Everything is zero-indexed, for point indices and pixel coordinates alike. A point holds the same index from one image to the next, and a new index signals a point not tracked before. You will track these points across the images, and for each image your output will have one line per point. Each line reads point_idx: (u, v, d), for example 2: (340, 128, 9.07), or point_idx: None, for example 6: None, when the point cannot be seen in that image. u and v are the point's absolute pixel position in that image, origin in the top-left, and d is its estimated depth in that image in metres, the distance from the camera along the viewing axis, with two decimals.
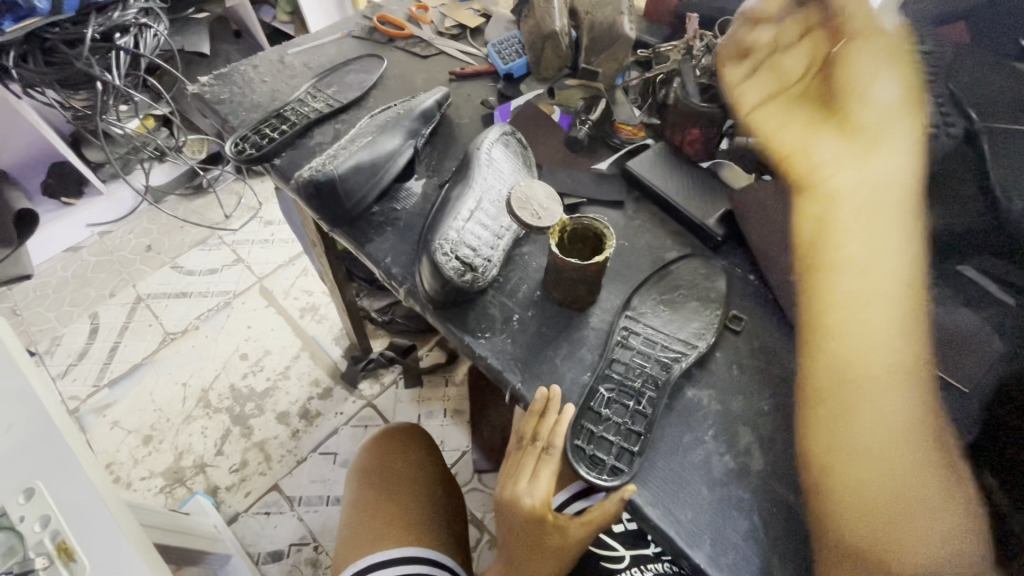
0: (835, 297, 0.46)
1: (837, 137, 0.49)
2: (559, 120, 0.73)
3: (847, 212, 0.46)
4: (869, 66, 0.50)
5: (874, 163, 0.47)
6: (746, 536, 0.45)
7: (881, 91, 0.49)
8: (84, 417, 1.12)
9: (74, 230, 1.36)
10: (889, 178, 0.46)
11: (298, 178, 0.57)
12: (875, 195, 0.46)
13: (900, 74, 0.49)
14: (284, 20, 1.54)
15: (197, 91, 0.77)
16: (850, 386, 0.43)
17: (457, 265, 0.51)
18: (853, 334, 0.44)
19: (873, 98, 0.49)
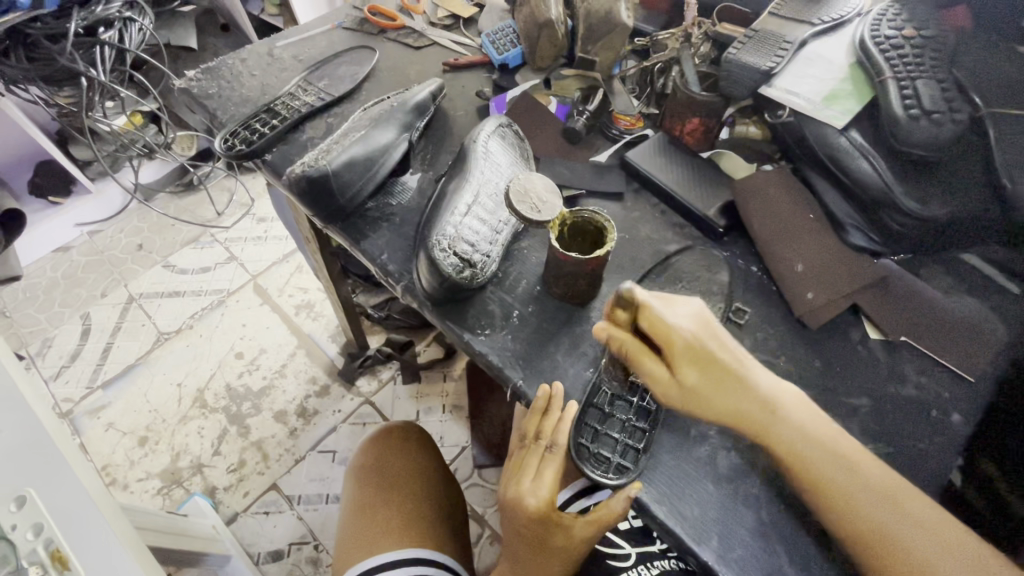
0: (771, 401, 0.44)
1: (697, 367, 0.44)
2: (556, 110, 0.71)
3: (742, 402, 0.44)
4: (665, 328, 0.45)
5: (698, 381, 0.44)
6: (752, 532, 0.44)
7: (679, 321, 0.45)
8: (78, 419, 1.11)
9: (63, 230, 1.34)
10: (726, 386, 0.44)
11: (289, 174, 0.56)
12: (725, 386, 0.44)
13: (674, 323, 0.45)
14: (272, 12, 1.51)
15: (184, 86, 0.75)
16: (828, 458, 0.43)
17: (455, 261, 0.50)
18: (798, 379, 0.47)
19: (680, 325, 0.45)
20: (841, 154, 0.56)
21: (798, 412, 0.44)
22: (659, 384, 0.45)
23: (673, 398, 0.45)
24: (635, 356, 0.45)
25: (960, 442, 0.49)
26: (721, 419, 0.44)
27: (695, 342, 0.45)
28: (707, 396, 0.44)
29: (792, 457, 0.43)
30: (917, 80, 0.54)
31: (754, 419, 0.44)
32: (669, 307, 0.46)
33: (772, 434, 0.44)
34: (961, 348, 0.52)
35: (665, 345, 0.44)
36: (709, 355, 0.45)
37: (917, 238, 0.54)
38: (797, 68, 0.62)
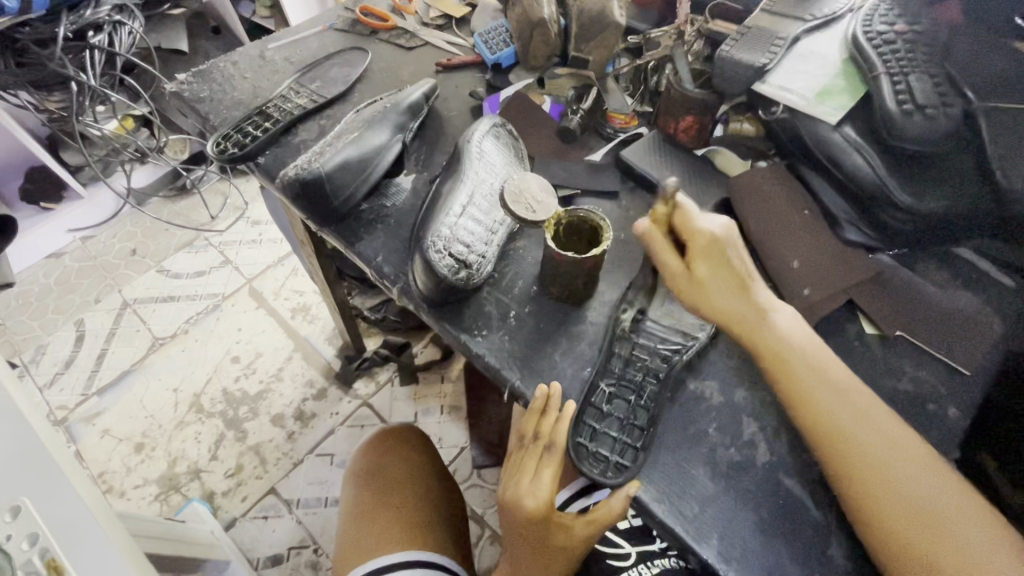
0: (765, 311, 0.47)
1: (717, 267, 0.48)
2: (550, 110, 0.71)
3: (747, 316, 0.47)
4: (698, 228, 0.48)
5: (711, 284, 0.47)
6: (753, 530, 0.44)
7: (711, 220, 0.48)
8: (73, 426, 1.10)
9: (55, 236, 1.33)
10: (733, 298, 0.47)
11: (283, 177, 0.55)
12: (735, 293, 0.47)
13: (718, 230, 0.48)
14: (264, 14, 1.50)
15: (175, 89, 0.74)
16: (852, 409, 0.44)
17: (451, 263, 0.50)
18: (809, 379, 0.45)
19: (710, 225, 0.48)
20: (835, 150, 0.56)
21: (789, 324, 0.47)
22: (671, 274, 0.48)
23: (685, 291, 0.48)
24: (659, 245, 0.49)
25: (957, 436, 0.49)
26: (716, 315, 0.48)
27: (720, 241, 0.47)
28: (713, 292, 0.47)
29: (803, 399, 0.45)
30: (909, 76, 0.54)
31: (747, 324, 0.47)
32: (706, 213, 0.49)
33: (766, 345, 0.47)
34: (957, 341, 0.53)
35: (687, 239, 0.48)
36: (726, 257, 0.48)
37: (911, 232, 0.54)
38: (790, 64, 0.62)
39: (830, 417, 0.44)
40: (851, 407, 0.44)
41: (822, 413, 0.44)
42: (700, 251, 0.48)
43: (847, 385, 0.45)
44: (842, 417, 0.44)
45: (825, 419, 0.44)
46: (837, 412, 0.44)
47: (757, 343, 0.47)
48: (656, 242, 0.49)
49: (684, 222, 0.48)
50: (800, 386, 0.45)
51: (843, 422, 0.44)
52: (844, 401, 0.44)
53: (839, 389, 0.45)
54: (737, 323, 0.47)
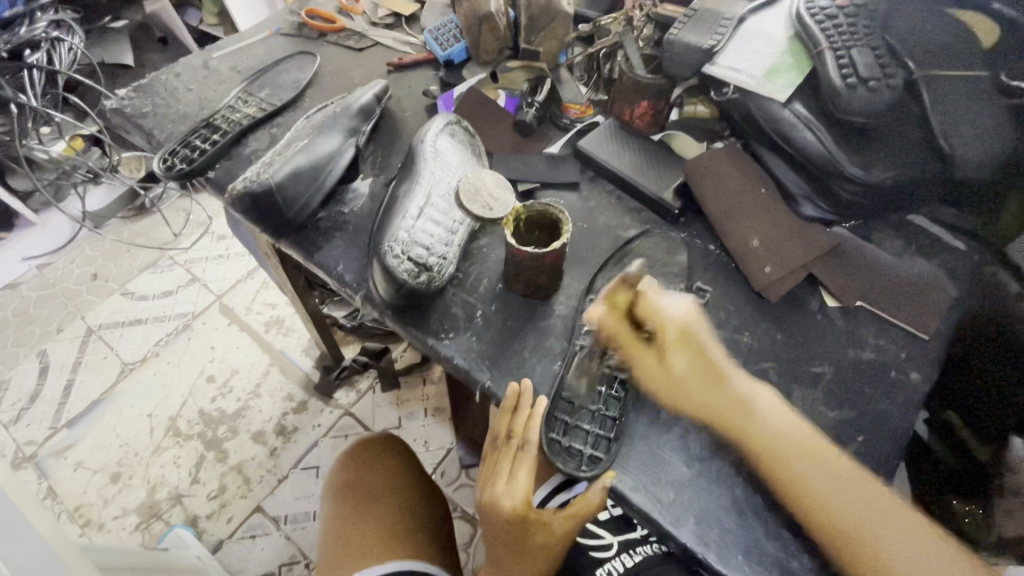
0: (747, 401, 0.46)
1: (687, 362, 0.47)
2: (505, 104, 0.70)
3: (732, 413, 0.46)
4: (666, 324, 0.48)
5: (684, 380, 0.47)
6: (729, 509, 0.45)
7: (674, 305, 0.49)
8: (44, 462, 1.06)
9: (8, 265, 1.27)
10: (712, 396, 0.46)
11: (232, 191, 0.53)
12: (711, 388, 0.46)
13: (684, 319, 0.48)
14: (212, 22, 1.45)
15: (117, 106, 0.72)
16: (805, 456, 0.44)
17: (410, 267, 0.49)
18: (808, 473, 0.43)
19: (672, 311, 0.48)
20: (786, 127, 0.56)
21: (774, 412, 0.46)
22: (642, 365, 0.48)
23: (659, 382, 0.47)
24: (623, 340, 0.48)
25: (920, 399, 0.50)
26: (689, 410, 0.46)
27: (687, 327, 0.48)
28: (689, 384, 0.46)
29: (771, 455, 0.44)
30: (852, 50, 0.55)
31: (730, 417, 0.46)
32: (667, 295, 0.49)
33: (762, 443, 0.44)
34: (916, 308, 0.54)
35: (655, 329, 0.48)
36: (697, 343, 0.48)
37: (863, 204, 0.55)
38: (737, 43, 0.62)
39: (838, 512, 0.42)
40: (854, 497, 0.42)
41: (822, 505, 0.42)
42: (670, 344, 0.47)
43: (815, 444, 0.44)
44: (846, 507, 0.42)
45: (835, 520, 0.41)
46: (787, 452, 0.44)
47: (743, 435, 0.45)
48: (621, 343, 0.48)
49: (648, 311, 0.48)
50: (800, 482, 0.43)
51: (852, 517, 0.41)
52: (825, 473, 0.43)
53: (838, 478, 0.43)
54: (723, 422, 0.46)
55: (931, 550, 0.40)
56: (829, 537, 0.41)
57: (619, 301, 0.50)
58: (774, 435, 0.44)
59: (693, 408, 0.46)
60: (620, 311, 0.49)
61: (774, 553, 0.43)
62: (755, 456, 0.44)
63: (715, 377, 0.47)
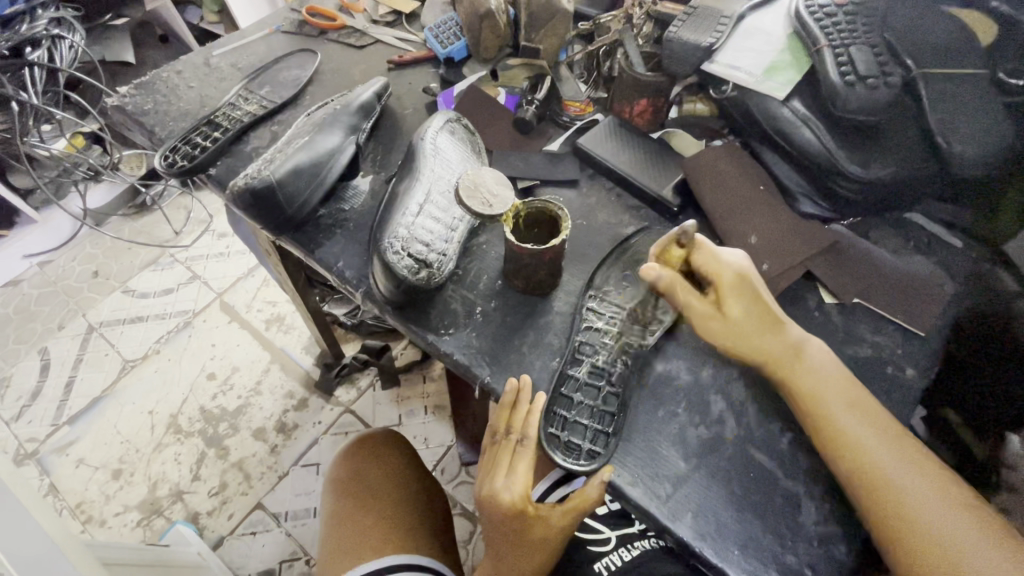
0: (799, 345, 0.48)
1: (745, 305, 0.48)
2: (505, 102, 0.71)
3: (797, 366, 0.47)
4: (724, 273, 0.48)
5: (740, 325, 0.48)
6: (726, 504, 0.45)
7: (731, 256, 0.49)
8: (45, 458, 1.06)
9: (9, 263, 1.28)
10: (768, 342, 0.48)
11: (233, 187, 0.54)
12: (766, 333, 0.48)
13: (742, 268, 0.48)
14: (212, 20, 1.45)
15: (118, 103, 0.72)
16: (857, 410, 0.45)
17: (410, 263, 0.49)
18: (856, 426, 0.44)
19: (730, 260, 0.48)
20: (785, 125, 0.57)
21: (823, 361, 0.47)
22: (702, 315, 0.48)
23: (719, 331, 0.48)
24: (683, 291, 0.47)
25: (917, 396, 0.51)
26: (745, 351, 0.48)
27: (744, 275, 0.48)
28: (747, 329, 0.48)
29: (817, 404, 0.46)
30: (851, 48, 0.55)
31: (781, 359, 0.47)
32: (721, 247, 0.49)
33: (815, 393, 0.46)
34: (913, 305, 0.54)
35: (715, 277, 0.48)
36: (753, 288, 0.48)
37: (861, 201, 0.55)
38: (737, 41, 0.63)
39: (881, 464, 0.43)
40: (902, 455, 0.43)
41: (878, 471, 0.42)
42: (729, 286, 0.48)
43: (866, 404, 0.46)
44: (894, 469, 0.42)
45: (878, 469, 0.42)
46: (833, 407, 0.45)
47: (795, 385, 0.47)
48: (683, 292, 0.47)
49: (705, 261, 0.48)
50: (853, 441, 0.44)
51: (894, 472, 0.42)
52: (872, 431, 0.44)
53: (891, 439, 0.44)
54: (780, 366, 0.47)
55: (967, 513, 0.41)
56: (875, 499, 0.42)
57: (677, 253, 0.48)
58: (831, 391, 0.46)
59: (753, 355, 0.48)
60: (681, 255, 0.48)
61: (771, 547, 0.43)
62: (801, 403, 0.46)
63: (770, 325, 0.48)
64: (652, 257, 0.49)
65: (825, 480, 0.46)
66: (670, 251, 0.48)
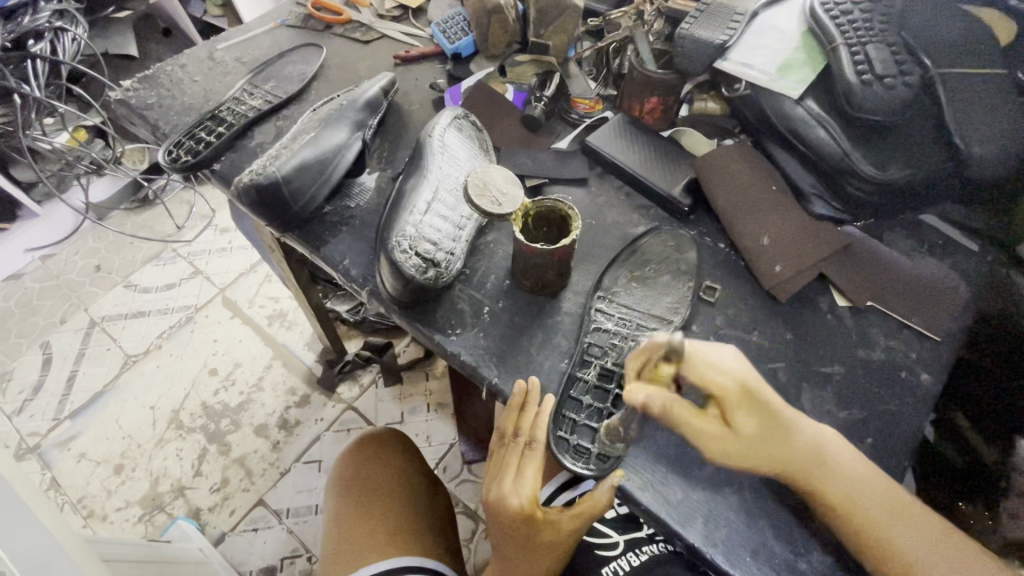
0: (819, 450, 0.43)
1: (755, 421, 0.43)
2: (514, 98, 0.69)
3: (823, 477, 0.42)
4: (727, 388, 0.42)
5: (754, 441, 0.43)
6: (737, 510, 0.44)
7: (730, 362, 0.43)
8: (47, 453, 1.06)
9: (12, 257, 1.27)
10: (792, 455, 0.43)
11: (238, 184, 0.53)
12: (782, 448, 0.43)
13: (745, 374, 0.43)
14: (216, 13, 1.44)
15: (121, 97, 0.71)
16: (883, 508, 0.42)
17: (418, 262, 0.49)
18: (890, 528, 0.42)
19: (731, 365, 0.43)
20: (799, 124, 0.56)
21: (844, 458, 0.43)
22: (712, 440, 0.43)
23: (730, 450, 0.43)
24: (680, 412, 0.43)
25: (930, 401, 0.50)
26: (764, 467, 0.43)
27: (748, 384, 0.43)
28: (761, 444, 0.43)
29: (848, 512, 0.42)
30: (867, 46, 0.54)
31: (804, 468, 0.43)
32: (715, 349, 0.43)
33: (847, 508, 0.42)
34: (927, 310, 0.53)
35: (716, 393, 0.42)
36: (760, 398, 0.43)
37: (876, 202, 0.54)
38: (750, 39, 0.62)
39: (918, 566, 0.40)
40: (937, 549, 0.41)
41: (915, 567, 0.40)
42: (733, 403, 0.42)
43: (891, 497, 0.43)
44: (935, 565, 0.40)
45: (920, 573, 0.40)
46: (863, 508, 0.42)
47: (822, 499, 0.42)
48: (679, 409, 0.43)
49: (702, 379, 0.42)
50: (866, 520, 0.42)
51: (936, 570, 0.40)
52: (903, 527, 0.42)
53: (917, 527, 0.42)
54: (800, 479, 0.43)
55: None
56: None
57: (665, 370, 0.43)
58: (849, 489, 0.42)
59: (780, 468, 0.43)
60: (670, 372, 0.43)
61: (782, 554, 0.43)
62: (831, 513, 0.42)
63: (790, 437, 0.43)
64: (636, 371, 0.45)
65: None
66: (658, 371, 0.44)
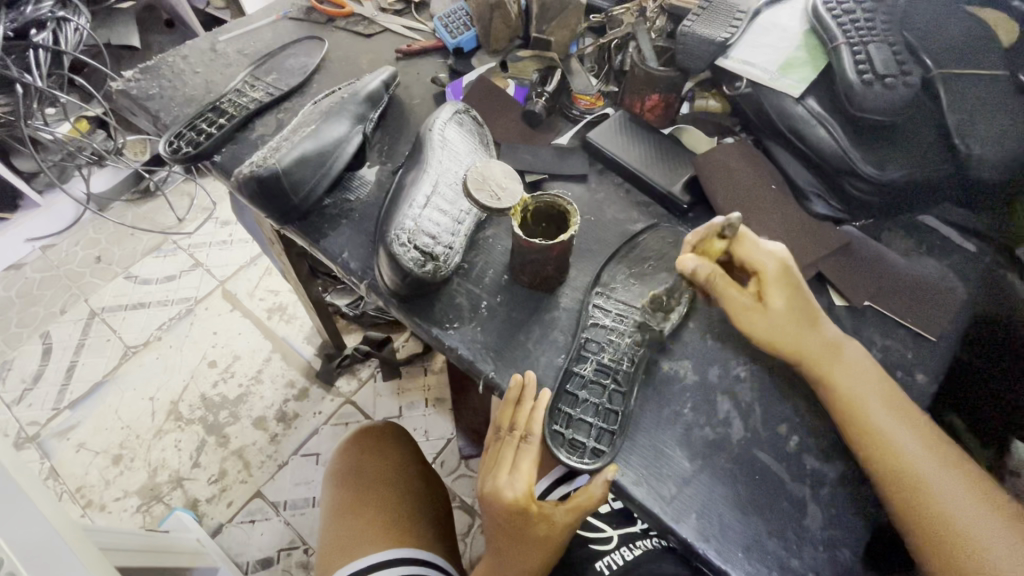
0: (835, 344, 0.47)
1: (790, 299, 0.47)
2: (515, 93, 0.70)
3: (839, 366, 0.46)
4: (767, 266, 0.46)
5: (781, 321, 0.47)
6: (731, 506, 0.45)
7: (771, 247, 0.47)
8: (46, 442, 1.07)
9: (14, 247, 1.28)
10: (808, 339, 0.47)
11: (238, 175, 0.53)
12: (796, 329, 0.47)
13: (782, 254, 0.47)
14: (218, 6, 1.44)
15: (123, 87, 0.71)
16: (885, 403, 0.46)
17: (416, 255, 0.49)
18: (888, 422, 0.45)
19: (771, 251, 0.47)
20: (798, 123, 0.56)
21: (859, 358, 0.47)
22: (749, 309, 0.47)
23: (762, 322, 0.47)
24: (724, 287, 0.47)
25: (925, 401, 0.50)
26: (784, 341, 0.47)
27: (787, 265, 0.47)
28: (789, 321, 0.47)
29: (853, 405, 0.46)
30: (869, 45, 0.54)
31: (819, 355, 0.47)
32: (760, 238, 0.47)
33: (855, 400, 0.46)
34: (924, 311, 0.53)
35: (758, 269, 0.47)
36: (797, 281, 0.47)
37: (874, 203, 0.55)
38: (752, 37, 0.62)
39: (906, 453, 0.44)
40: (928, 451, 0.44)
41: (902, 458, 0.44)
42: (773, 280, 0.46)
43: (894, 395, 0.47)
44: (924, 463, 0.44)
45: (907, 461, 0.44)
46: (865, 398, 0.46)
47: (831, 384, 0.46)
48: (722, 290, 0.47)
49: (746, 257, 0.47)
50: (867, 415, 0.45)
51: (923, 466, 0.44)
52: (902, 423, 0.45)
53: (914, 426, 0.45)
54: (820, 362, 0.47)
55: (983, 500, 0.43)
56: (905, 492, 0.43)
57: (714, 249, 0.46)
58: (859, 385, 0.46)
59: (801, 355, 0.47)
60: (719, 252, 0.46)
61: (775, 551, 0.43)
62: (839, 402, 0.46)
63: (809, 320, 0.47)
64: (689, 244, 0.47)
65: (831, 484, 0.46)
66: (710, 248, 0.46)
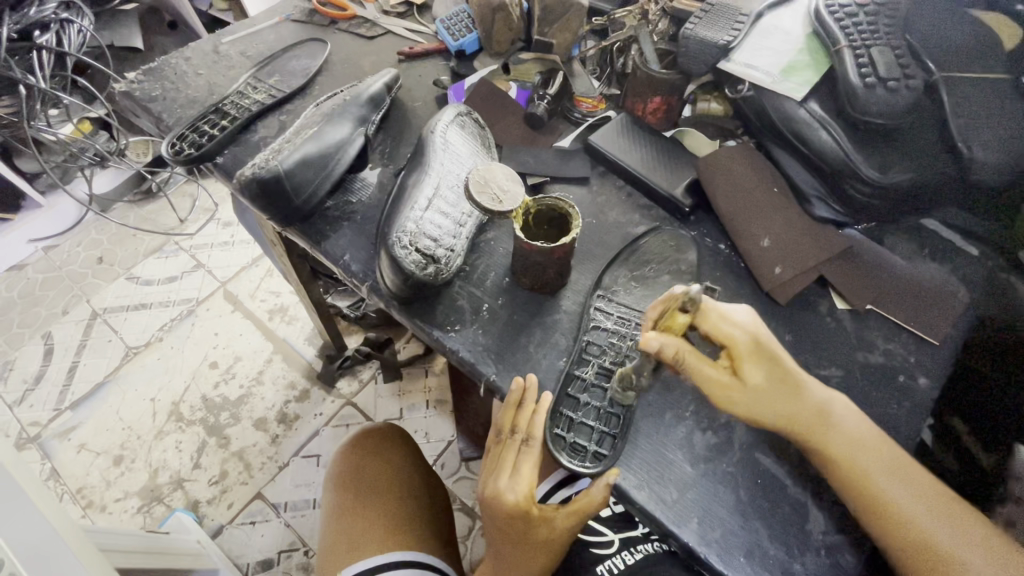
0: (823, 407, 0.45)
1: (766, 375, 0.45)
2: (516, 96, 0.70)
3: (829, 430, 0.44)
4: (735, 340, 0.45)
5: (760, 400, 0.44)
6: (733, 511, 0.44)
7: (740, 318, 0.46)
8: (47, 443, 1.07)
9: (15, 248, 1.28)
10: (799, 411, 0.44)
11: (239, 176, 0.53)
12: (780, 403, 0.44)
13: (751, 323, 0.46)
14: (221, 7, 1.44)
15: (126, 89, 0.71)
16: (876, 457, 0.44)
17: (418, 258, 0.49)
18: (884, 479, 0.43)
19: (740, 322, 0.46)
20: (801, 126, 0.56)
21: (846, 417, 0.45)
22: (723, 388, 0.44)
23: (741, 402, 0.44)
24: (696, 364, 0.44)
25: (928, 405, 0.50)
26: (766, 421, 0.45)
27: (758, 339, 0.45)
28: (768, 397, 0.45)
29: (848, 465, 0.43)
30: (872, 49, 0.54)
31: (817, 421, 0.45)
32: (726, 309, 0.46)
33: (847, 459, 0.43)
34: (925, 314, 0.53)
35: (729, 343, 0.45)
36: (771, 351, 0.45)
37: (876, 206, 0.54)
38: (754, 40, 0.62)
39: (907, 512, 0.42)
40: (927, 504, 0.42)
41: (902, 515, 0.42)
42: (743, 353, 0.45)
43: (885, 449, 0.44)
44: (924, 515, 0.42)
45: (907, 516, 0.42)
46: (857, 457, 0.44)
47: (818, 445, 0.44)
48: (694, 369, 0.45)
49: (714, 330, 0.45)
50: (872, 488, 0.43)
51: (924, 519, 0.42)
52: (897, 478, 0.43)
53: (908, 478, 0.43)
54: (810, 432, 0.44)
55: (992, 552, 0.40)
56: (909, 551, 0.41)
57: (676, 324, 0.44)
58: (849, 449, 0.44)
59: (791, 426, 0.44)
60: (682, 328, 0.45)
61: (777, 555, 0.43)
62: (832, 466, 0.44)
63: (791, 394, 0.45)
64: (652, 320, 0.45)
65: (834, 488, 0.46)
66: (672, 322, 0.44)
